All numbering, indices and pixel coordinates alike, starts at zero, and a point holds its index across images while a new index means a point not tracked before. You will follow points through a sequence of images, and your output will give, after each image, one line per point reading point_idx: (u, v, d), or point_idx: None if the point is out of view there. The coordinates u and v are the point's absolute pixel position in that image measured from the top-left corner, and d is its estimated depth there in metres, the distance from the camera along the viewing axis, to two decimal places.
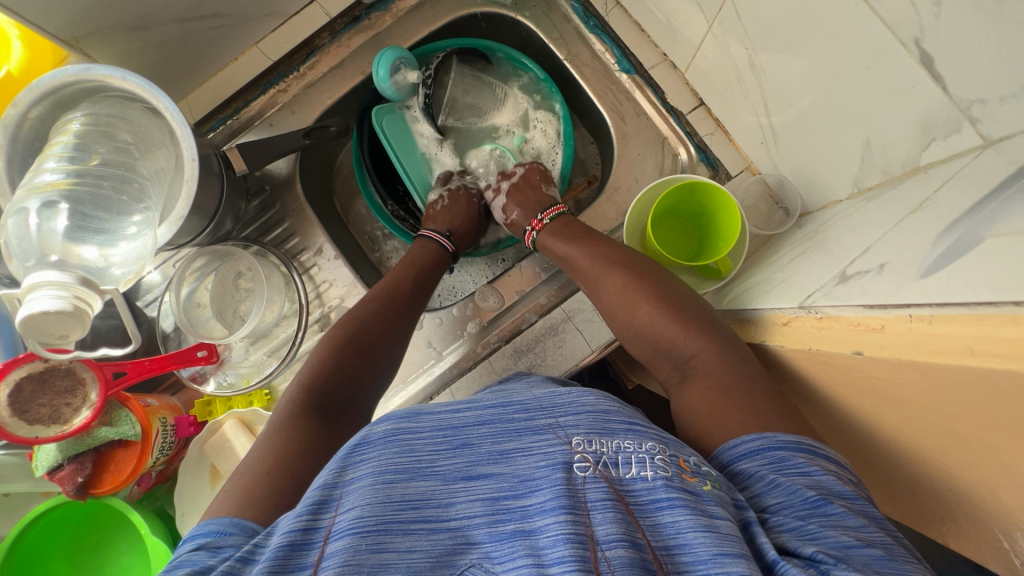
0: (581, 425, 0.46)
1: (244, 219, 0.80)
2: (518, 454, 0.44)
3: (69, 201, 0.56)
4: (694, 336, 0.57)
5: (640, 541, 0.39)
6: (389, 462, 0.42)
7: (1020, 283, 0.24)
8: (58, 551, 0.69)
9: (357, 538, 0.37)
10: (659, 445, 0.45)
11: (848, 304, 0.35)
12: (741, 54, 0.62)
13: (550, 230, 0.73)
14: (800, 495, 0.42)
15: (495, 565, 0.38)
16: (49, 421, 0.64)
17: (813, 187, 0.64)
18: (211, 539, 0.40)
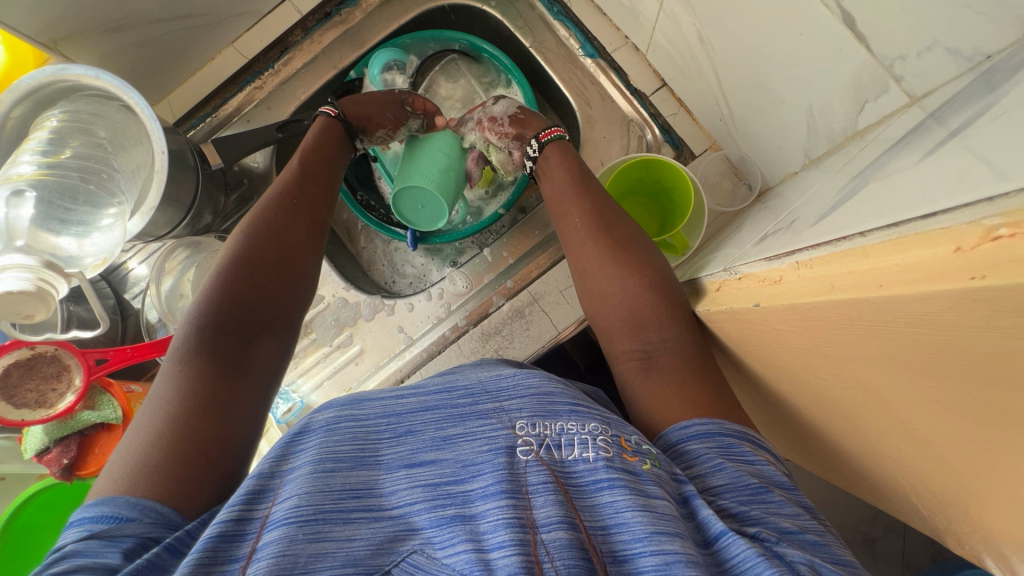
0: (525, 409, 0.45)
1: (224, 212, 0.83)
2: (461, 441, 0.43)
3: (37, 189, 0.59)
4: (656, 323, 0.53)
5: (579, 522, 0.37)
6: (330, 449, 0.41)
7: (870, 221, 0.24)
8: (50, 533, 0.72)
9: (293, 528, 0.36)
10: (602, 425, 0.43)
11: (758, 261, 0.36)
12: (692, 30, 0.62)
13: (557, 154, 0.67)
14: (743, 480, 0.40)
15: (437, 551, 0.37)
16: (35, 405, 0.67)
17: (770, 162, 0.64)
18: (107, 527, 0.37)
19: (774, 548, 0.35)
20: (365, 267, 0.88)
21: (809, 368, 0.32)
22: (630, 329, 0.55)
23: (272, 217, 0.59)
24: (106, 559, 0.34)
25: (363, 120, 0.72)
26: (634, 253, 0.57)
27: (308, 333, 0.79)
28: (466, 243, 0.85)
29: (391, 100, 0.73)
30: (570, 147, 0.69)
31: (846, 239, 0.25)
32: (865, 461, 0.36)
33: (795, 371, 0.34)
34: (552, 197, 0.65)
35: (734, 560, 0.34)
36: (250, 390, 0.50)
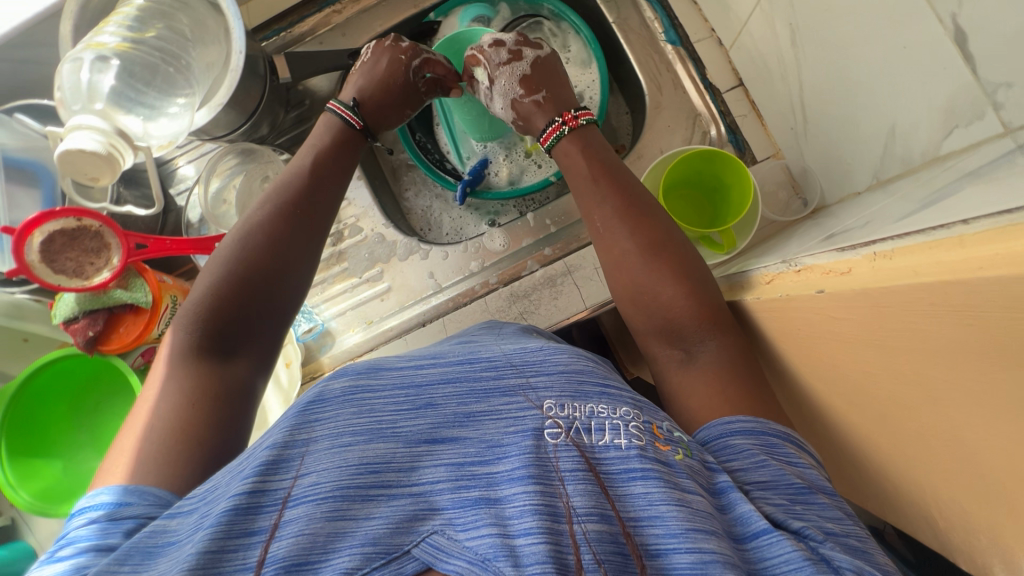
0: (553, 388, 0.46)
1: (280, 127, 0.84)
2: (485, 422, 0.43)
3: (120, 60, 0.60)
4: (696, 333, 0.53)
5: (613, 512, 0.37)
6: (347, 424, 0.40)
7: (971, 212, 0.24)
8: (64, 401, 0.76)
9: (314, 506, 0.35)
10: (634, 411, 0.45)
11: (826, 253, 0.36)
12: (786, 31, 0.62)
13: (577, 142, 0.65)
14: (786, 479, 0.41)
15: (458, 533, 0.35)
16: (72, 274, 0.69)
17: (833, 180, 0.64)
18: (106, 512, 0.39)
19: (820, 549, 0.36)
20: (406, 210, 0.89)
21: (862, 362, 0.32)
22: (666, 337, 0.55)
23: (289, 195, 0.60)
24: (107, 542, 0.37)
25: (381, 114, 0.71)
26: (668, 256, 0.57)
27: (341, 261, 0.81)
28: (505, 203, 0.86)
29: (386, 90, 0.70)
30: (596, 136, 0.67)
31: (938, 228, 0.26)
32: (888, 469, 0.37)
33: (842, 365, 0.35)
34: (584, 179, 0.63)
35: (771, 559, 0.36)
36: (236, 376, 0.52)
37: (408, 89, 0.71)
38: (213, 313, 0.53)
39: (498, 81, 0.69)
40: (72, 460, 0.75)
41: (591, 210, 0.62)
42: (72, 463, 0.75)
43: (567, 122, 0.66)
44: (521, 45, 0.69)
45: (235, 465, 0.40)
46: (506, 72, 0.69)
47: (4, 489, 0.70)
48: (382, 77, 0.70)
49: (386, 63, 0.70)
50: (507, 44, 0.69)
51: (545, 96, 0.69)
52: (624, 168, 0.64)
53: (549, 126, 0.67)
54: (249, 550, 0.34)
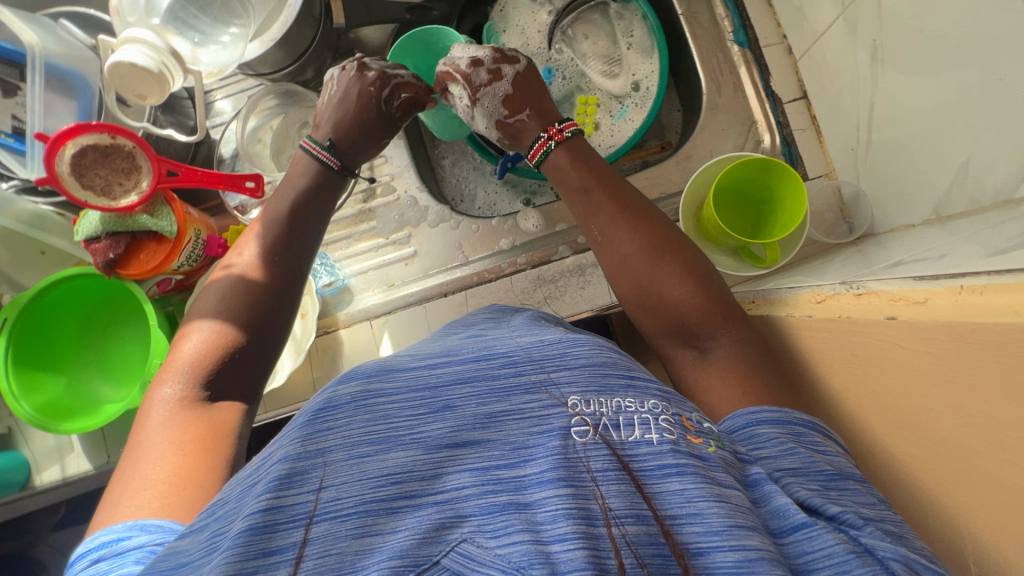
0: (577, 382, 0.44)
1: (325, 74, 0.82)
2: (508, 423, 0.41)
3: None
4: (711, 332, 0.53)
5: (650, 513, 0.37)
6: (361, 432, 0.39)
7: None
8: (74, 319, 0.76)
9: (335, 525, 0.35)
10: (662, 403, 0.43)
11: (898, 280, 0.35)
12: (867, 48, 0.59)
13: (568, 148, 0.64)
14: (816, 468, 0.41)
15: (488, 540, 0.35)
16: (99, 192, 0.67)
17: (887, 208, 0.62)
18: (107, 550, 0.40)
19: (864, 542, 0.35)
20: (439, 177, 0.88)
21: (924, 396, 0.31)
22: (676, 334, 0.55)
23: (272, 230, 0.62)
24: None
25: (357, 153, 0.68)
26: (671, 255, 0.57)
27: (369, 220, 0.80)
28: (540, 184, 0.84)
29: (357, 122, 0.67)
30: (584, 146, 0.66)
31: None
32: (926, 504, 0.36)
33: (899, 396, 0.34)
34: (579, 193, 0.62)
35: (812, 554, 0.35)
36: (227, 415, 0.51)
37: (384, 119, 0.68)
38: (203, 363, 0.53)
39: (480, 103, 0.67)
40: (76, 378, 0.75)
41: (590, 216, 0.61)
42: (77, 381, 0.75)
43: (553, 137, 0.65)
44: (499, 62, 0.67)
45: (247, 479, 0.38)
46: (488, 93, 0.66)
47: (6, 398, 0.68)
48: (358, 110, 0.67)
49: (352, 93, 0.67)
50: (483, 63, 0.66)
51: (530, 113, 0.67)
52: (618, 176, 0.64)
53: (535, 143, 0.65)
54: (272, 570, 0.33)
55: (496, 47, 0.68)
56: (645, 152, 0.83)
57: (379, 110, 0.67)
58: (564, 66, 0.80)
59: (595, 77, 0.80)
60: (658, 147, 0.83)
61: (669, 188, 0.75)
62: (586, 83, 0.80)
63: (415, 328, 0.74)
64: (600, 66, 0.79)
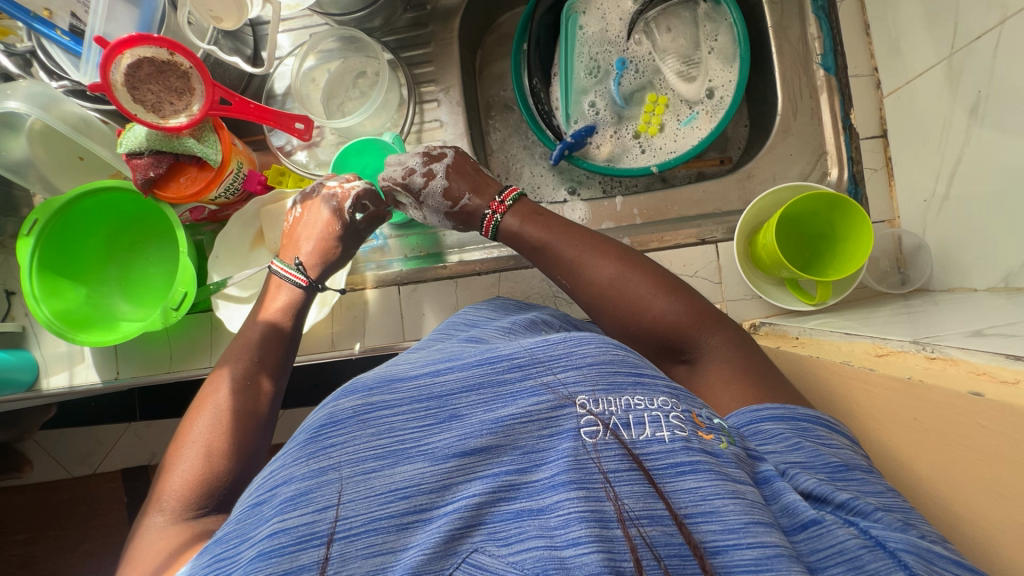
0: (585, 381, 0.41)
1: (392, 26, 0.79)
2: (517, 426, 0.39)
3: None
4: (705, 339, 0.53)
5: (667, 511, 0.36)
6: (365, 448, 0.38)
7: None
8: (102, 232, 0.75)
9: (346, 545, 0.34)
10: (673, 401, 0.42)
11: (984, 352, 0.33)
12: (966, 99, 0.56)
13: (519, 213, 0.63)
14: (822, 460, 0.41)
15: (502, 549, 0.35)
16: (149, 108, 0.65)
17: (951, 266, 0.60)
18: None
19: (874, 534, 0.35)
20: (488, 151, 0.85)
21: (990, 475, 0.30)
22: (660, 348, 0.55)
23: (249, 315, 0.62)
24: None
25: (331, 262, 0.67)
26: (639, 279, 0.56)
27: None
28: (588, 176, 0.82)
29: (321, 235, 0.66)
30: (531, 204, 0.65)
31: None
32: None
33: (962, 470, 0.32)
34: (538, 250, 0.61)
35: (824, 551, 0.34)
36: (231, 470, 0.50)
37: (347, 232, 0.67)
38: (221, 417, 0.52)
39: (426, 205, 0.67)
40: (96, 291, 0.74)
41: (555, 265, 0.60)
42: (96, 295, 0.74)
43: (497, 210, 0.64)
44: (428, 163, 0.66)
45: (252, 498, 0.38)
46: (427, 195, 0.66)
47: (26, 299, 0.67)
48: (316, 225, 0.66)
49: (308, 211, 0.67)
50: (410, 168, 0.66)
51: (474, 196, 0.65)
52: (571, 222, 0.63)
53: (483, 220, 0.64)
54: None
55: (425, 149, 0.68)
56: (703, 162, 0.80)
57: (344, 222, 0.67)
58: (639, 60, 0.77)
59: (670, 76, 0.76)
60: (717, 159, 0.80)
61: (724, 205, 0.73)
62: (657, 81, 0.77)
63: (443, 300, 0.73)
64: (676, 66, 0.76)
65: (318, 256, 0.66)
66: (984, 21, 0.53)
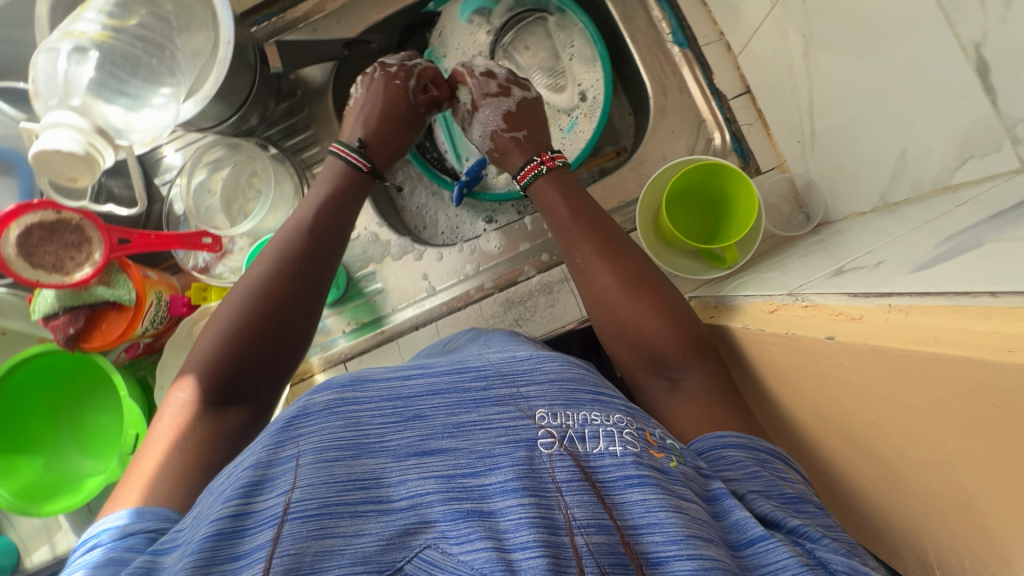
0: (544, 396, 0.45)
1: (270, 118, 0.81)
2: (476, 432, 0.41)
3: (100, 51, 0.58)
4: (681, 363, 0.54)
5: (611, 523, 0.37)
6: (330, 438, 0.39)
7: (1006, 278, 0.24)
8: (45, 396, 0.74)
9: (298, 525, 0.33)
10: (626, 419, 0.44)
11: (836, 293, 0.35)
12: (798, 43, 0.60)
13: (551, 178, 0.67)
14: (777, 489, 0.42)
15: (452, 546, 0.35)
16: (51, 270, 0.66)
17: (839, 195, 0.63)
18: (117, 531, 0.39)
19: (818, 557, 0.36)
20: (400, 206, 0.87)
21: (863, 405, 0.32)
22: (650, 365, 0.56)
23: (265, 286, 0.56)
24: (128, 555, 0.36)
25: (382, 153, 0.71)
26: (642, 289, 0.58)
27: None
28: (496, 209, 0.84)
29: (384, 114, 0.71)
30: (570, 178, 0.68)
31: (968, 294, 0.24)
32: (894, 510, 0.36)
33: (851, 412, 0.34)
34: (556, 226, 0.65)
35: (770, 566, 0.36)
36: None
37: (405, 112, 0.72)
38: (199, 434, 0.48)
39: (483, 109, 0.72)
40: (54, 456, 0.74)
41: (571, 245, 0.63)
42: (55, 459, 0.73)
43: (545, 161, 0.68)
44: (511, 82, 0.72)
45: (211, 492, 0.38)
46: (492, 104, 0.71)
47: None
48: (382, 99, 0.71)
49: (378, 84, 0.72)
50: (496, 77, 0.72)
51: (529, 132, 0.71)
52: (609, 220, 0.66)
53: (528, 163, 0.68)
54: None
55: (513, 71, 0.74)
56: (601, 158, 0.83)
57: (405, 101, 0.72)
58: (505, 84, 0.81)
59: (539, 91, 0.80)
60: (613, 152, 0.83)
61: (625, 196, 0.75)
62: None
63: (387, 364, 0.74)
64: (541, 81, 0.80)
65: (376, 127, 0.70)
66: None
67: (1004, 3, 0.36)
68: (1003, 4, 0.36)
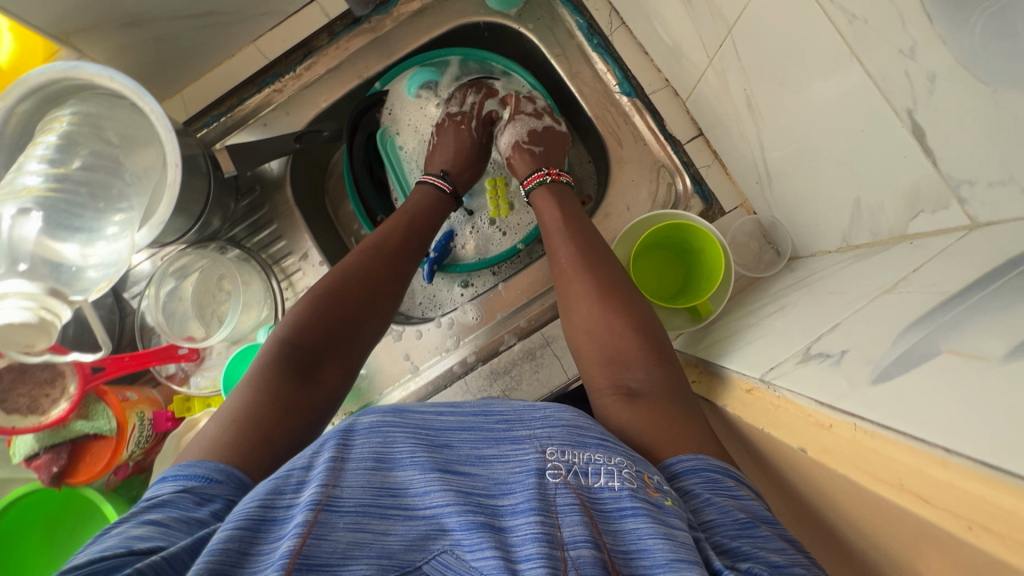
0: (556, 436, 0.43)
1: (232, 218, 0.81)
2: (494, 461, 0.41)
3: (41, 208, 0.57)
4: (642, 364, 0.56)
5: (601, 542, 0.36)
6: (369, 448, 0.39)
7: (969, 429, 0.25)
8: (37, 531, 0.71)
9: (333, 518, 0.34)
10: (627, 461, 0.42)
11: (801, 391, 0.35)
12: (741, 95, 0.60)
13: (549, 188, 0.72)
14: (730, 516, 0.41)
15: (466, 553, 0.35)
16: (26, 411, 0.65)
17: (803, 232, 0.62)
18: (198, 484, 0.41)
19: None
20: None
21: (852, 487, 0.31)
22: (614, 366, 0.57)
23: (349, 273, 0.62)
24: (196, 514, 0.38)
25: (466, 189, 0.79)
26: (618, 295, 0.61)
27: None
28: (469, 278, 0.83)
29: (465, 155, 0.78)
30: (567, 193, 0.73)
31: (927, 441, 0.26)
32: None
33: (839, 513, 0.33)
34: (547, 228, 0.69)
35: None
36: None
37: (476, 150, 0.79)
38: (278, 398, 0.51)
39: (515, 122, 0.77)
40: None
41: (555, 252, 0.67)
42: None
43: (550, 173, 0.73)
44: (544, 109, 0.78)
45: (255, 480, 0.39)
46: (523, 121, 0.77)
47: None
48: (457, 139, 0.78)
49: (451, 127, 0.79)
50: (535, 102, 0.78)
51: (544, 150, 0.76)
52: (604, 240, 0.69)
53: (534, 172, 0.74)
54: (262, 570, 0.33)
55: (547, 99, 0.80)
56: None
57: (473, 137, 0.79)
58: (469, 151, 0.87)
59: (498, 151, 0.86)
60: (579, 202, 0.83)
61: None
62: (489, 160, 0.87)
63: None
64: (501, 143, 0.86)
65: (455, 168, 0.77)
66: (717, 32, 0.58)
67: (929, 75, 0.36)
68: (928, 77, 0.36)
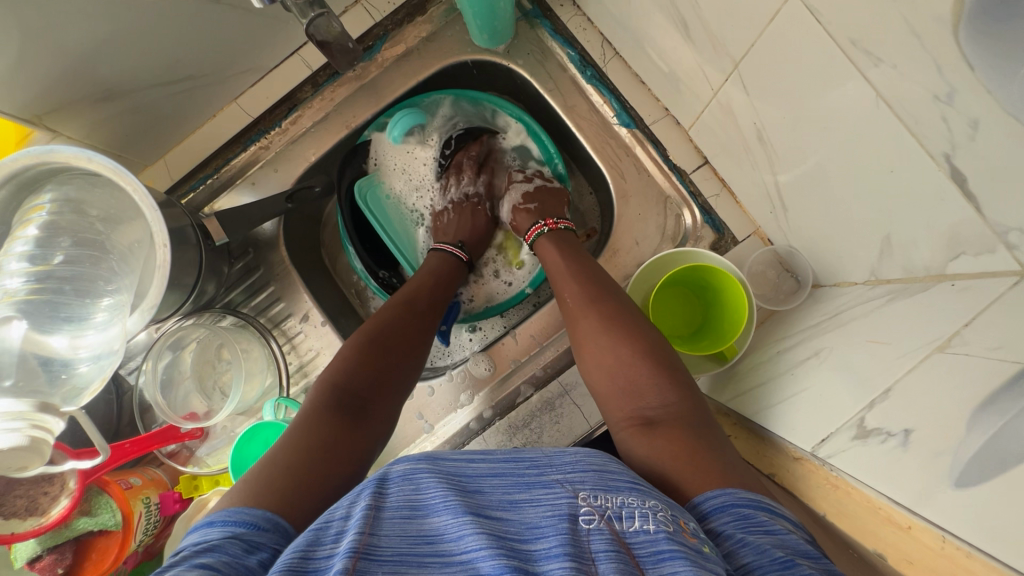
0: (588, 478, 0.40)
1: (227, 283, 0.77)
2: (527, 504, 0.37)
3: (23, 314, 0.55)
4: (657, 390, 0.54)
5: None
6: (404, 493, 0.36)
7: None
8: None
9: (369, 565, 0.31)
10: (662, 504, 0.38)
11: (870, 485, 0.41)
12: (751, 128, 0.58)
13: (554, 236, 0.71)
14: (768, 555, 0.36)
15: None
16: (25, 514, 0.60)
17: (823, 260, 0.58)
18: (245, 531, 0.38)
19: None
20: None
21: None
22: (626, 396, 0.55)
23: (383, 319, 0.62)
24: (246, 563, 0.35)
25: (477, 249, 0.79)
26: (624, 323, 0.59)
27: None
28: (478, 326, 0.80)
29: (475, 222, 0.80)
30: (567, 236, 0.72)
31: None
32: None
33: None
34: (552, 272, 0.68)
35: None
36: None
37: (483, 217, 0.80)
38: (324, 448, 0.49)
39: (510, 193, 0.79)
40: None
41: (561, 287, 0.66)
42: None
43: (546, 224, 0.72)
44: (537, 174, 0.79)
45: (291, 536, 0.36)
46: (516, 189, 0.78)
47: None
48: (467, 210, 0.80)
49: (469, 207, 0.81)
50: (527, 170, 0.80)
51: (538, 207, 0.75)
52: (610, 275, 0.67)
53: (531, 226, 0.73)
54: None
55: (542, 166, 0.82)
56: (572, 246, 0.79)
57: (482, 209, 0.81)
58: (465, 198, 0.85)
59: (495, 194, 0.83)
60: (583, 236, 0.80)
61: None
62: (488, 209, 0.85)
63: None
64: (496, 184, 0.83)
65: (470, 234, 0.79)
66: (720, 66, 0.56)
67: (971, 122, 0.33)
68: (970, 123, 0.34)
